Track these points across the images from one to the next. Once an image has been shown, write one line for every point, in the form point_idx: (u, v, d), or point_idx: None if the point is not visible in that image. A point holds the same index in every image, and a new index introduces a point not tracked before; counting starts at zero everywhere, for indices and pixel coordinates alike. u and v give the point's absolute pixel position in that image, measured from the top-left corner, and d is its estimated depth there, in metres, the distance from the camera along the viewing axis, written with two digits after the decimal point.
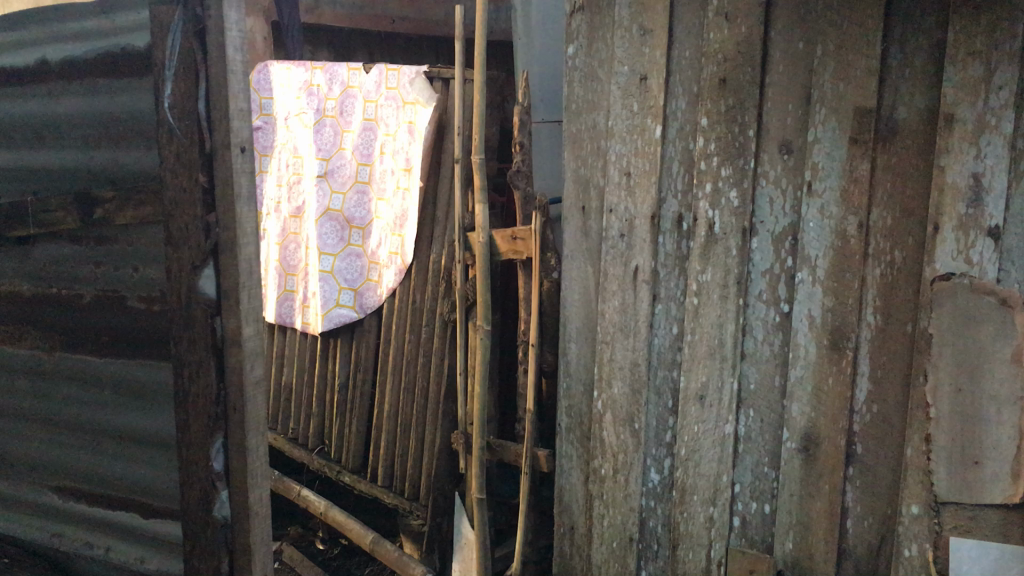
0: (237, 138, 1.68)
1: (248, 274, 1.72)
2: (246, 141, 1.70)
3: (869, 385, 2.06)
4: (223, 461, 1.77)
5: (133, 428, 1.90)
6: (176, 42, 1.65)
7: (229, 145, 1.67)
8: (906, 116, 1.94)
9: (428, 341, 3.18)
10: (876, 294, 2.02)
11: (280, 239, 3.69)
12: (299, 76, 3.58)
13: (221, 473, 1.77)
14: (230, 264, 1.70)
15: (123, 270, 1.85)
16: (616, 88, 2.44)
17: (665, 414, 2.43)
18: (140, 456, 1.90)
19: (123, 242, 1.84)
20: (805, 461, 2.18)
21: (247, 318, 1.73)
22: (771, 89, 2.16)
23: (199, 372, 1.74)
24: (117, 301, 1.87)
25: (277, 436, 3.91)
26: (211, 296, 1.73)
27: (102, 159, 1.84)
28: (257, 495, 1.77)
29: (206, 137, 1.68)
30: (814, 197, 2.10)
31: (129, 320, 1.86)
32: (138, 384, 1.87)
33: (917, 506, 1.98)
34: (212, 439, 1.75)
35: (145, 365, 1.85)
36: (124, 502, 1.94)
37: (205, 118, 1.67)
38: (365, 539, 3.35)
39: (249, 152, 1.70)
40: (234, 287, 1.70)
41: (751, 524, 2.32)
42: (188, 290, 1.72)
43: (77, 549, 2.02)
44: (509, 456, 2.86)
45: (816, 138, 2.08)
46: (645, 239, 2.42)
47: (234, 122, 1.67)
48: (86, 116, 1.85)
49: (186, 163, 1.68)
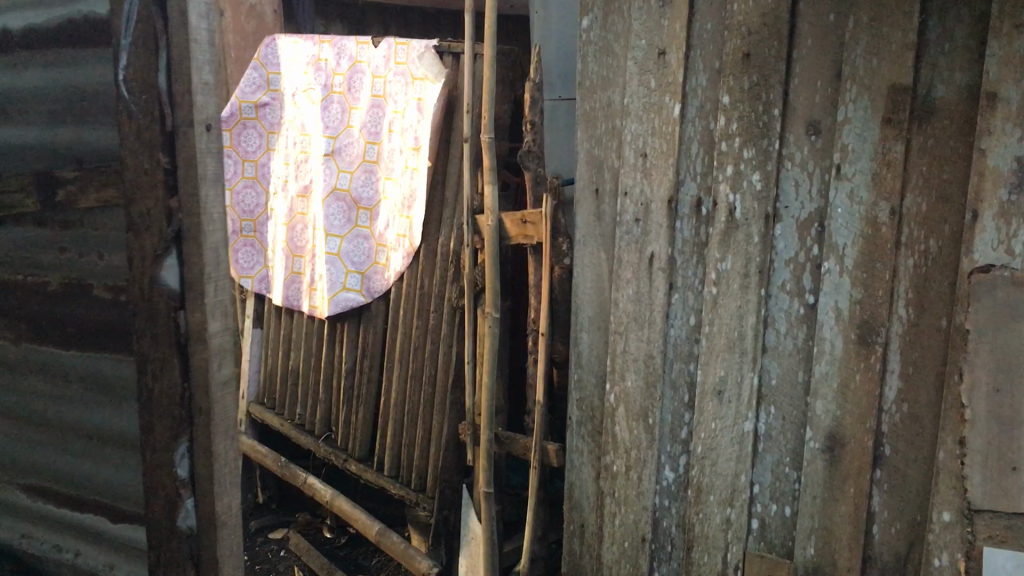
0: (201, 115, 1.54)
1: (215, 264, 1.60)
2: (211, 119, 1.57)
3: (899, 382, 1.94)
4: (188, 467, 1.63)
5: (100, 426, 1.79)
6: (133, 6, 1.47)
7: (194, 122, 1.53)
8: (945, 94, 1.81)
9: (436, 327, 3.03)
10: (909, 286, 1.90)
11: (288, 220, 3.59)
12: (307, 50, 3.44)
13: (187, 482, 1.63)
14: (197, 254, 1.56)
15: (87, 257, 1.73)
16: (633, 64, 2.32)
17: (681, 409, 2.32)
18: (108, 457, 1.79)
19: (87, 226, 1.71)
20: (829, 462, 2.08)
21: (214, 312, 1.60)
22: (799, 64, 2.05)
23: (161, 371, 1.57)
24: (83, 290, 1.75)
25: (284, 422, 3.77)
26: (174, 287, 1.57)
27: (67, 136, 1.71)
28: (226, 506, 1.66)
29: (167, 114, 1.51)
30: (842, 180, 1.99)
31: (96, 311, 1.74)
32: (104, 379, 1.75)
33: (949, 513, 1.87)
34: (175, 441, 1.59)
35: (111, 359, 1.73)
36: (92, 504, 1.84)
37: (167, 94, 1.50)
38: (369, 529, 3.21)
39: (215, 130, 1.57)
40: (200, 278, 1.57)
41: (771, 527, 2.22)
42: (150, 282, 1.54)
43: (45, 550, 1.93)
44: (518, 449, 2.73)
45: (847, 117, 1.96)
46: (662, 223, 2.31)
47: (198, 97, 1.54)
48: (50, 91, 1.72)
49: (147, 143, 1.49)
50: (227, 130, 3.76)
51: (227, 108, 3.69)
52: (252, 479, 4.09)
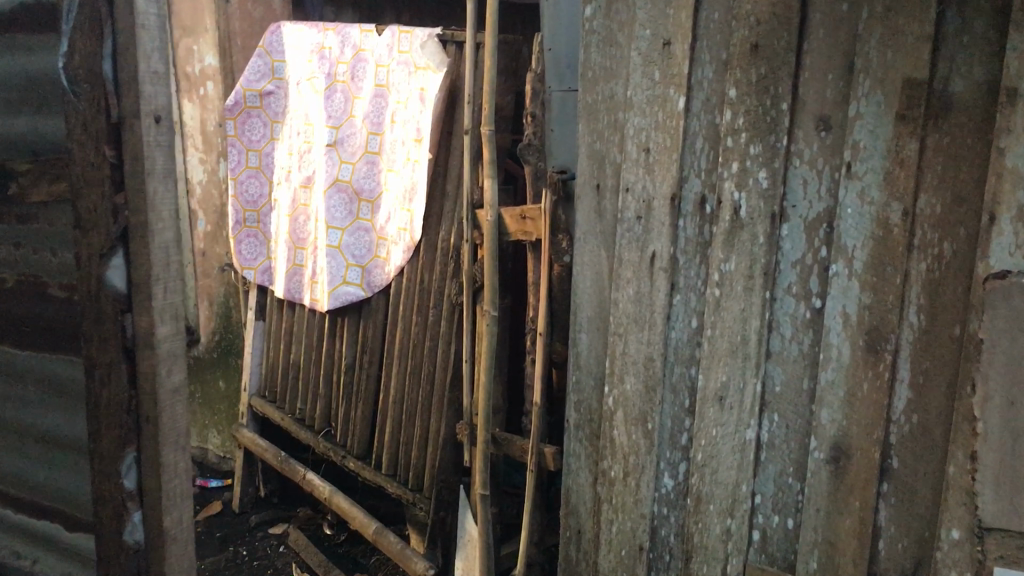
0: (147, 106, 1.66)
1: (162, 265, 1.73)
2: (161, 110, 1.70)
3: (909, 393, 1.84)
4: (135, 477, 1.77)
5: (55, 430, 1.88)
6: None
7: (140, 113, 1.65)
8: (963, 89, 1.70)
9: (435, 324, 2.96)
10: (922, 291, 1.80)
11: (290, 211, 3.52)
12: (311, 38, 3.37)
13: (133, 492, 1.78)
14: (141, 253, 1.69)
15: (43, 254, 1.81)
16: (636, 55, 2.23)
17: (681, 414, 2.24)
18: (64, 463, 1.88)
19: (43, 221, 1.79)
20: (834, 474, 1.98)
21: (162, 317, 1.74)
22: (810, 57, 1.94)
23: (109, 376, 1.72)
24: (38, 289, 1.84)
25: (285, 417, 3.72)
26: (122, 290, 1.71)
27: (24, 127, 1.78)
28: (174, 521, 1.79)
29: (113, 105, 1.64)
30: (853, 179, 1.88)
31: (49, 308, 1.82)
32: (58, 383, 1.84)
33: (958, 530, 1.77)
34: (124, 451, 1.75)
35: (64, 362, 1.82)
36: (54, 510, 1.92)
37: (113, 83, 1.64)
38: (367, 527, 3.15)
39: (163, 122, 1.70)
40: (144, 280, 1.70)
41: (772, 539, 2.13)
42: (97, 283, 1.69)
43: (11, 558, 2.02)
44: (515, 452, 2.65)
45: (858, 113, 1.86)
46: (665, 221, 2.21)
47: (145, 88, 1.65)
48: (8, 79, 1.78)
49: (93, 135, 1.63)
50: (232, 119, 3.71)
51: (232, 96, 3.65)
52: (253, 474, 4.05)
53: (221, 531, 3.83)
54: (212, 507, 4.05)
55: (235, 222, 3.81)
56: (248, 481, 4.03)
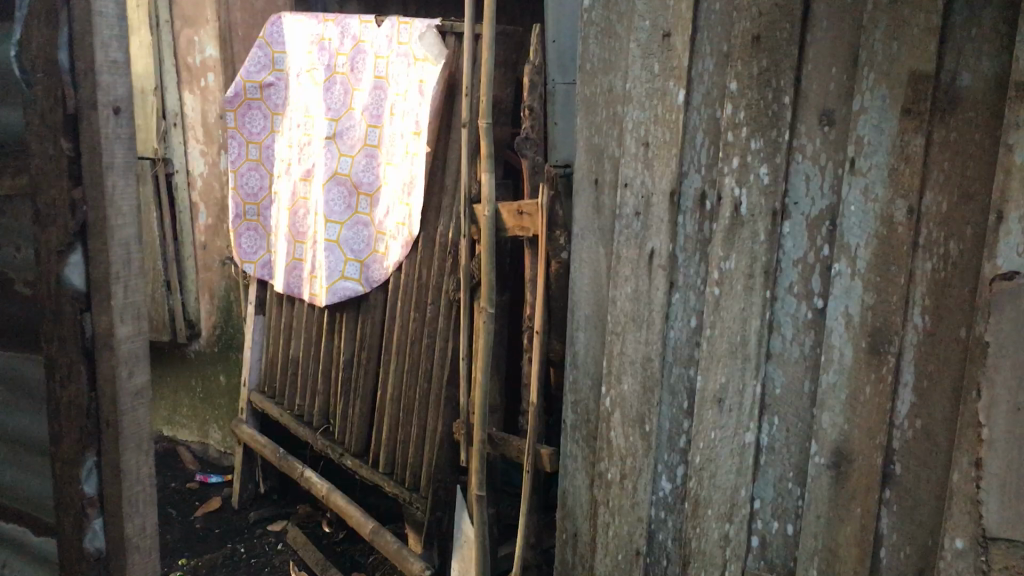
0: (106, 97, 1.72)
1: (124, 264, 1.79)
2: (120, 102, 1.75)
3: (913, 397, 1.77)
4: (95, 483, 1.83)
5: (23, 432, 1.97)
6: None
7: (96, 104, 1.70)
8: (972, 82, 1.63)
9: (433, 320, 2.92)
10: (927, 292, 1.73)
11: (290, 204, 3.48)
12: (311, 29, 3.33)
13: (94, 498, 1.84)
14: (100, 248, 1.75)
15: (10, 251, 1.90)
16: (636, 47, 2.18)
17: (680, 416, 2.18)
18: (30, 466, 1.98)
19: (9, 214, 1.88)
20: (835, 479, 1.92)
21: (122, 317, 1.80)
22: (812, 49, 1.88)
23: (71, 376, 1.79)
24: (6, 286, 1.92)
25: (284, 413, 3.69)
26: (80, 287, 1.76)
27: None
28: (134, 528, 1.86)
29: (69, 95, 1.68)
30: (857, 175, 1.82)
31: (16, 304, 1.91)
32: (25, 385, 1.93)
33: (962, 539, 1.70)
34: (83, 455, 1.81)
35: (29, 364, 1.91)
36: (26, 517, 2.01)
37: (69, 73, 1.68)
38: (364, 526, 3.11)
39: (122, 114, 1.75)
40: (104, 278, 1.76)
41: (772, 545, 2.07)
42: (56, 280, 1.75)
43: None
44: (512, 452, 2.60)
45: (862, 107, 1.79)
46: (664, 218, 2.16)
47: (103, 77, 1.70)
48: None
49: (51, 126, 1.70)
50: (232, 111, 3.68)
51: (232, 88, 3.61)
52: (253, 470, 4.12)
53: (221, 528, 3.93)
54: (211, 503, 4.15)
55: (235, 215, 3.78)
56: (248, 477, 4.10)
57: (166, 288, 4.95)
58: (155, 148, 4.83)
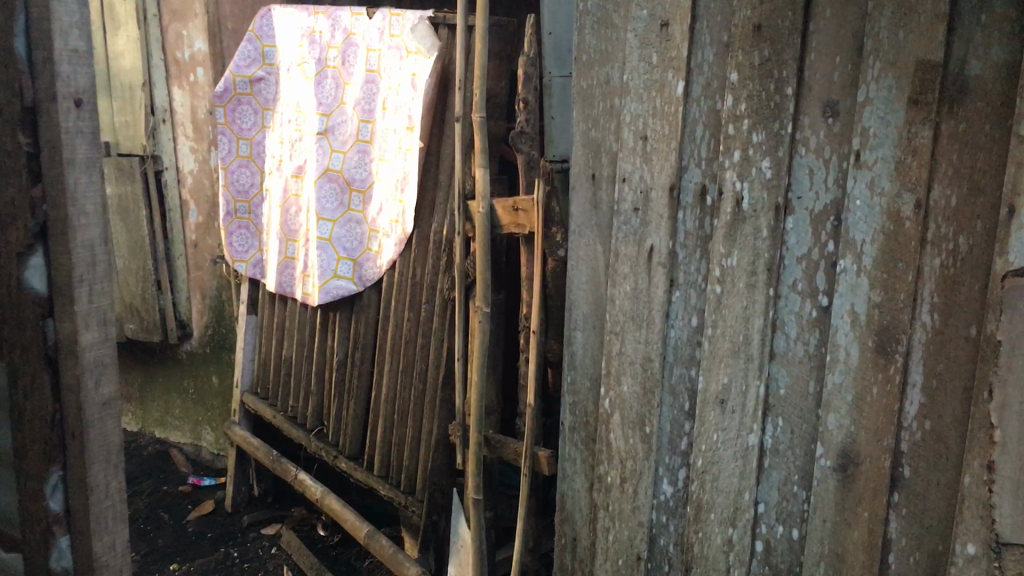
0: (67, 89, 1.77)
1: (86, 263, 1.85)
2: (82, 95, 1.80)
3: (922, 397, 1.71)
4: (60, 500, 1.93)
5: None
6: None
7: (56, 96, 1.76)
8: (980, 72, 1.56)
9: (427, 320, 2.85)
10: (935, 289, 1.66)
11: (281, 202, 3.42)
12: (301, 22, 3.25)
13: (60, 515, 1.93)
14: (62, 247, 1.81)
15: None
16: (633, 37, 2.13)
17: (681, 418, 2.12)
18: None
19: None
20: (842, 482, 1.86)
21: (88, 323, 1.86)
22: (816, 38, 1.81)
23: (34, 385, 1.87)
24: None
25: (277, 414, 3.64)
26: (42, 292, 1.85)
27: None
28: (105, 545, 1.95)
29: (28, 90, 1.77)
30: (862, 168, 1.76)
31: None
32: None
33: (973, 545, 1.63)
34: (48, 470, 1.90)
35: None
36: None
37: (29, 68, 1.77)
38: (359, 530, 3.06)
39: (84, 106, 1.80)
40: (66, 280, 1.83)
41: (776, 550, 2.00)
42: (17, 284, 1.84)
43: None
44: (509, 455, 2.55)
45: (868, 98, 1.73)
46: (663, 214, 2.10)
47: (62, 68, 1.76)
48: None
49: (9, 122, 1.77)
50: (221, 106, 3.58)
51: (222, 82, 3.52)
52: (247, 472, 4.08)
53: (213, 532, 3.88)
54: (205, 506, 4.12)
55: (225, 213, 3.71)
56: (241, 480, 4.07)
57: (157, 287, 4.89)
58: (144, 145, 4.77)
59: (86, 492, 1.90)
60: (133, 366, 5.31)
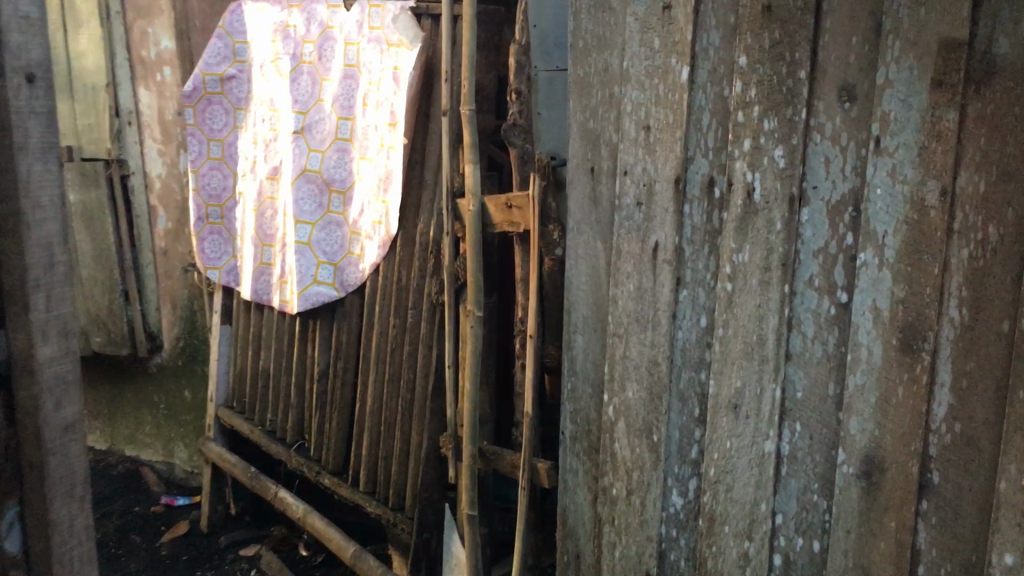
0: (21, 63, 1.65)
1: (44, 265, 1.71)
2: (36, 70, 1.68)
3: (951, 399, 1.55)
4: (17, 539, 1.78)
5: None
6: None
7: (9, 69, 1.63)
8: (1008, 50, 1.42)
9: (415, 327, 2.72)
10: (963, 282, 1.52)
11: (256, 205, 3.27)
12: (274, 16, 3.11)
13: (18, 554, 1.78)
14: (14, 245, 1.67)
15: None
16: (633, 20, 2.02)
17: (691, 425, 2.00)
18: None
19: None
20: (866, 490, 1.71)
21: (47, 336, 1.72)
22: (830, 18, 1.68)
23: None
24: None
25: (254, 428, 3.48)
26: None
27: None
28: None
29: None
30: (882, 154, 1.62)
31: None
32: None
33: (1012, 556, 1.47)
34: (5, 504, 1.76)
35: None
36: None
37: None
38: (344, 550, 2.91)
39: (37, 82, 1.67)
40: (20, 283, 1.68)
41: (796, 565, 1.86)
42: None
43: None
44: (504, 467, 2.42)
45: (888, 79, 1.59)
46: (668, 207, 1.98)
47: (13, 38, 1.63)
48: None
49: None
50: (191, 107, 3.44)
51: (191, 81, 3.37)
52: (223, 491, 3.93)
53: (188, 554, 3.72)
54: (179, 527, 3.95)
55: (196, 218, 3.54)
56: (217, 499, 3.91)
57: (124, 298, 4.70)
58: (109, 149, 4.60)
59: (48, 525, 1.75)
60: (102, 382, 5.10)
